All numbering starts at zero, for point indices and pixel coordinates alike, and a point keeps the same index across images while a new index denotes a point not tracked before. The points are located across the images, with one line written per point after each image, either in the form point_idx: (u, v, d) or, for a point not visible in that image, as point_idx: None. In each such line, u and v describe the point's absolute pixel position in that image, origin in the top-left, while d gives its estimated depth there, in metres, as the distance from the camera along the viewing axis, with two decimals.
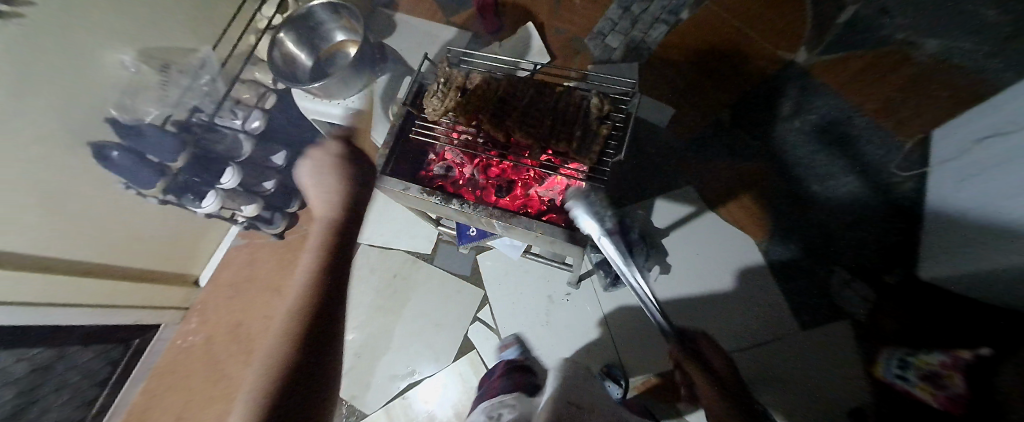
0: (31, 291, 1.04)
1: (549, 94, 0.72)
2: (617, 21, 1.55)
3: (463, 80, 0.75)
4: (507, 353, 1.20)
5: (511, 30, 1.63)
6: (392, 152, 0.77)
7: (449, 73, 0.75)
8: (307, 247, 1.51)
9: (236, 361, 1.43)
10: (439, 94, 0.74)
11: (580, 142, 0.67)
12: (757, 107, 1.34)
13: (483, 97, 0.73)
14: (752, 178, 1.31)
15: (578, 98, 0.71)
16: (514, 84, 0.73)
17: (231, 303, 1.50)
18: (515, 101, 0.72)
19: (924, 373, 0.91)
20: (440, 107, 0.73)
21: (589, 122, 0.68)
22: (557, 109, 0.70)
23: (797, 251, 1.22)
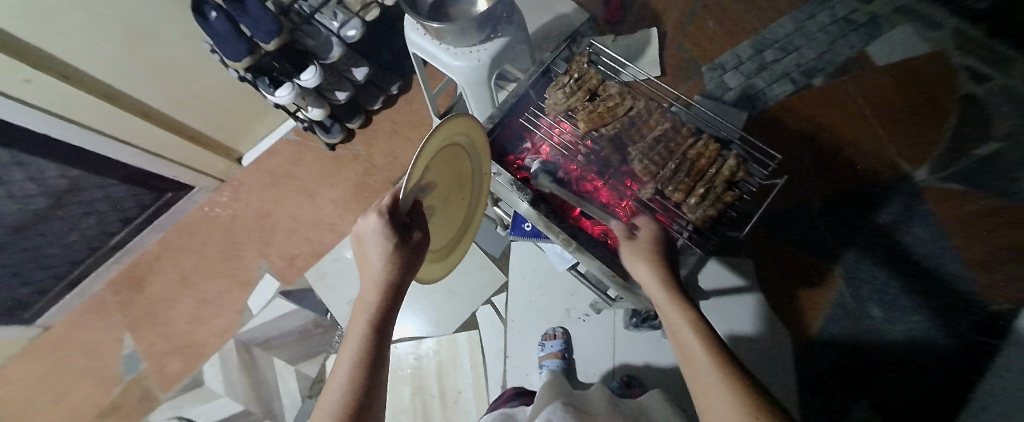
0: (94, 116, 1.03)
1: (682, 135, 0.68)
2: (743, 61, 1.43)
3: (596, 85, 0.73)
4: (546, 347, 1.17)
5: (631, 27, 1.51)
6: (498, 126, 0.73)
7: (588, 74, 0.73)
8: (352, 167, 1.49)
9: (252, 247, 1.45)
10: (568, 89, 0.72)
11: (698, 200, 0.63)
12: (854, 207, 1.25)
13: (613, 112, 0.71)
14: (819, 277, 1.20)
15: (715, 151, 0.66)
16: (651, 114, 0.70)
17: (265, 192, 1.50)
18: (645, 127, 0.70)
19: None
20: (563, 102, 0.72)
21: (714, 182, 0.64)
22: (686, 155, 0.67)
23: (828, 366, 1.13)
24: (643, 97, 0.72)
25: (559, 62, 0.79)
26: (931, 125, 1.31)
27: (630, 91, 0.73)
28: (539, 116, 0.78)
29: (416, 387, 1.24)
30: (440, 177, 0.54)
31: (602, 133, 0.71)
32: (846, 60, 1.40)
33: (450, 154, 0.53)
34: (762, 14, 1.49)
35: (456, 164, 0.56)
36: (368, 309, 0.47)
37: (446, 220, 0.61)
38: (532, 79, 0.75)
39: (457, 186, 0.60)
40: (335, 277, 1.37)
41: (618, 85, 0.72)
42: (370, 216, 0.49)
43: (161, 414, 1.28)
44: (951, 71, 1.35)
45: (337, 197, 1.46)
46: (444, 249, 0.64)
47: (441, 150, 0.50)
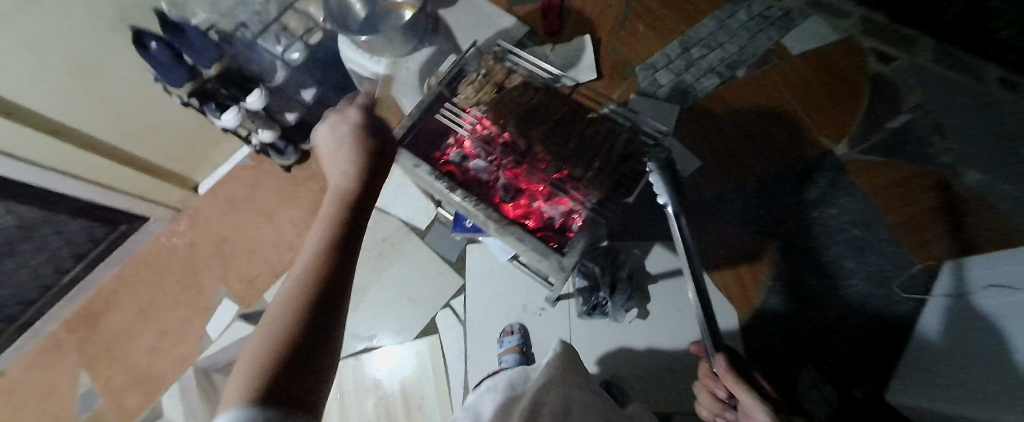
0: (41, 153, 1.05)
1: (577, 118, 0.81)
2: (673, 59, 1.54)
3: (503, 80, 0.84)
4: (504, 343, 1.20)
5: (568, 36, 1.62)
6: (416, 124, 0.78)
7: (494, 72, 0.85)
8: (309, 186, 1.52)
9: (211, 273, 1.45)
10: (477, 84, 0.82)
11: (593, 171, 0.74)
12: (785, 184, 1.33)
13: (516, 101, 0.82)
14: (755, 253, 1.26)
15: (605, 130, 0.78)
16: (549, 101, 0.83)
17: (223, 217, 1.51)
18: (546, 114, 0.82)
19: None
20: (473, 97, 0.81)
21: (609, 157, 0.76)
22: (582, 134, 0.79)
23: (776, 336, 1.18)
24: (542, 89, 0.85)
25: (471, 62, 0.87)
26: (846, 104, 1.41)
27: (533, 85, 0.86)
28: (456, 110, 0.82)
29: (381, 397, 1.25)
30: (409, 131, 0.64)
31: (512, 119, 0.81)
32: (765, 52, 1.51)
33: None
34: (688, 16, 1.61)
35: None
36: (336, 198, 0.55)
37: None
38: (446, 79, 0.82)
39: None
40: None
41: (521, 79, 0.85)
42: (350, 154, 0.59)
43: None
44: (860, 55, 1.47)
45: (295, 216, 1.49)
46: None
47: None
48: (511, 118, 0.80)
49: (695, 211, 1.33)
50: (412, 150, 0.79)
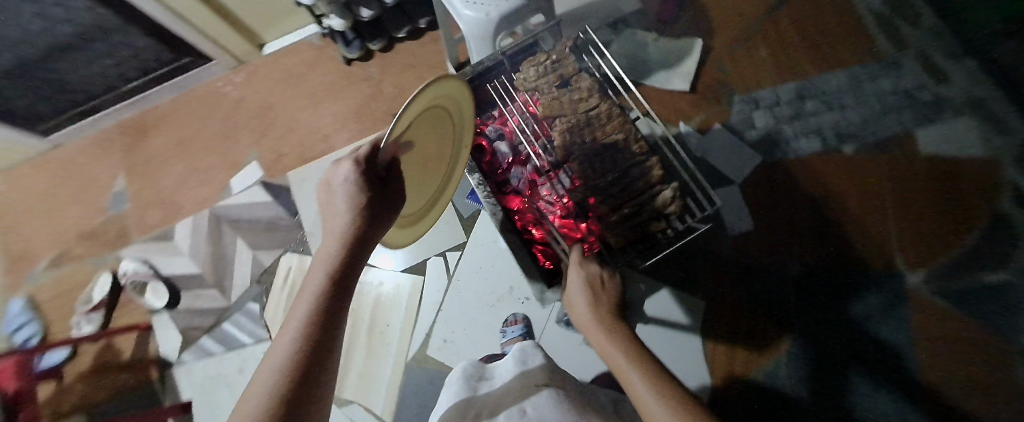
0: None
1: (632, 150, 0.73)
2: (781, 103, 1.34)
3: (572, 74, 0.77)
4: (508, 333, 1.18)
5: (677, 34, 1.43)
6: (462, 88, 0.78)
7: (565, 63, 0.76)
8: (361, 87, 1.50)
9: (250, 133, 1.51)
10: (541, 69, 0.75)
11: (620, 218, 0.70)
12: (832, 287, 1.18)
13: (575, 105, 0.75)
14: (762, 343, 1.16)
15: (655, 178, 0.71)
16: (610, 121, 0.75)
17: (276, 85, 1.54)
18: (599, 131, 0.74)
19: None
20: (532, 81, 0.76)
21: (645, 210, 0.71)
22: (629, 170, 0.73)
23: None
24: (610, 101, 0.76)
25: (547, 39, 0.79)
26: (951, 234, 1.19)
27: (601, 92, 0.77)
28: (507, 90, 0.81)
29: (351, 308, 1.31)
30: (421, 134, 0.51)
31: (562, 124, 0.75)
32: (888, 137, 1.28)
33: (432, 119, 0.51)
34: (822, 61, 1.37)
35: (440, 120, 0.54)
36: (326, 263, 0.44)
37: (418, 187, 0.58)
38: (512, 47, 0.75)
39: (436, 152, 0.58)
40: (313, 184, 1.42)
41: (590, 83, 0.77)
42: (345, 165, 0.47)
43: (131, 253, 1.40)
44: (1001, 186, 1.21)
45: (339, 112, 1.49)
46: (412, 217, 0.61)
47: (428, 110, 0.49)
48: (561, 120, 0.76)
49: (720, 270, 1.22)
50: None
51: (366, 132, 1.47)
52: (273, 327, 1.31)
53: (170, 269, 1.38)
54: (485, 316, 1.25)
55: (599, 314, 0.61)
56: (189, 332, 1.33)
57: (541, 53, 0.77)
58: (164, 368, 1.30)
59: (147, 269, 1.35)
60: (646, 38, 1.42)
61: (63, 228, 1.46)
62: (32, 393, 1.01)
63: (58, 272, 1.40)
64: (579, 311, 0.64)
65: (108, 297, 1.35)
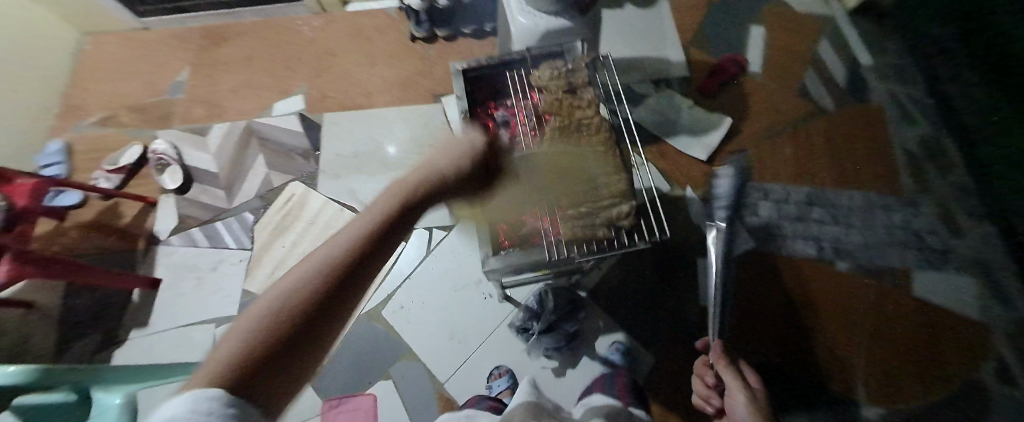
0: None
1: (609, 160, 0.75)
2: (789, 199, 1.37)
3: (579, 85, 0.83)
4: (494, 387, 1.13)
5: (712, 108, 1.51)
6: (484, 69, 0.88)
7: (576, 75, 0.84)
8: (415, 62, 1.64)
9: (307, 70, 1.65)
10: (554, 72, 0.84)
11: (576, 214, 0.71)
12: (785, 391, 1.15)
13: (572, 109, 0.80)
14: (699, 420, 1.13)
15: (621, 190, 0.73)
16: (599, 130, 0.78)
17: (346, 39, 1.70)
18: (586, 136, 0.78)
19: None
20: (543, 80, 0.84)
21: (598, 216, 0.71)
22: (601, 178, 0.75)
23: None
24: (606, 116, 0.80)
25: (571, 51, 0.88)
26: (920, 381, 1.15)
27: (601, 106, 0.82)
28: (522, 86, 0.90)
29: None
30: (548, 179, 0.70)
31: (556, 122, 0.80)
32: (886, 267, 1.27)
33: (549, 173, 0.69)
34: (843, 176, 1.39)
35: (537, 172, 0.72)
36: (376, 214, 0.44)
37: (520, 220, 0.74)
38: (537, 52, 0.87)
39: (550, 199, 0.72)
40: (342, 130, 1.53)
41: (593, 95, 0.82)
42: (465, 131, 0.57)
43: (165, 136, 1.53)
44: (986, 353, 1.17)
45: (389, 77, 1.62)
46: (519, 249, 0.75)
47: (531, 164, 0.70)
48: (555, 119, 0.81)
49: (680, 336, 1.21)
50: (471, 86, 0.92)
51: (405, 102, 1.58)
52: (257, 241, 1.39)
53: (193, 160, 1.50)
54: (446, 298, 1.29)
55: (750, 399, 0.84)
56: (186, 220, 1.42)
57: (561, 61, 0.86)
58: (151, 243, 1.39)
59: (173, 153, 1.47)
60: (682, 104, 1.50)
61: (120, 97, 1.61)
62: (37, 214, 1.08)
63: (100, 131, 1.55)
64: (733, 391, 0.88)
65: (132, 165, 1.47)
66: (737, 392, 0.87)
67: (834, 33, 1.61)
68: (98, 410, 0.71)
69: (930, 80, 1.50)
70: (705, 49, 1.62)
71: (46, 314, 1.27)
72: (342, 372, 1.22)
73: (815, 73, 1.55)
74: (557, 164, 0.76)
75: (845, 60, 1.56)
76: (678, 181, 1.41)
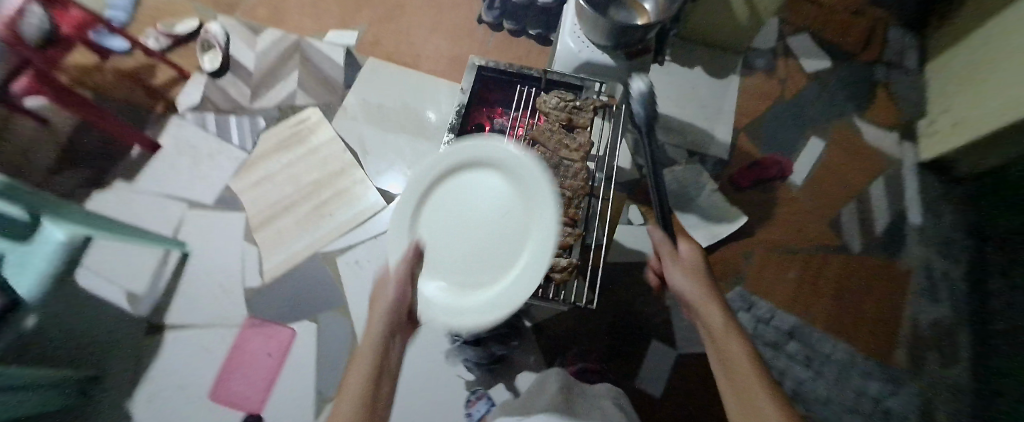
0: None
1: (569, 207, 0.78)
2: (772, 323, 1.29)
3: (575, 124, 0.86)
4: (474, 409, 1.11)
5: (735, 201, 1.44)
6: (499, 71, 0.90)
7: (580, 116, 0.86)
8: (472, 43, 1.64)
9: (371, 11, 1.68)
10: (560, 103, 0.86)
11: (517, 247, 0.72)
12: None
13: (558, 147, 0.83)
14: None
15: (568, 242, 0.75)
16: (575, 177, 0.80)
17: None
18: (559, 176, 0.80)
19: None
20: (547, 106, 0.86)
21: None
22: (555, 222, 0.76)
23: None
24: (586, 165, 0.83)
25: (586, 89, 0.91)
26: None
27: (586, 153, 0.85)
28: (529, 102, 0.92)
29: (320, 182, 1.43)
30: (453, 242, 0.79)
31: (540, 154, 0.84)
32: None
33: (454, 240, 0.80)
34: (837, 323, 1.30)
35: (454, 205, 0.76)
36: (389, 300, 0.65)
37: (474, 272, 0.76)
38: (553, 78, 0.91)
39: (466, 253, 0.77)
40: (378, 79, 1.55)
41: (588, 142, 0.85)
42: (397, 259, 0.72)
43: (222, 21, 1.60)
44: None
45: (442, 48, 1.63)
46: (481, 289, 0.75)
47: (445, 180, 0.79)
48: (541, 148, 0.83)
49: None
50: (483, 82, 0.94)
51: (445, 77, 1.59)
52: (258, 148, 1.45)
53: (236, 52, 1.56)
54: None
55: (690, 272, 0.75)
56: (207, 102, 1.48)
57: (572, 96, 0.88)
58: (168, 111, 1.46)
59: (222, 39, 1.54)
60: (707, 184, 1.43)
61: None
62: (78, 44, 1.18)
63: None
64: (676, 274, 0.76)
65: (183, 36, 1.55)
66: (678, 277, 0.75)
67: (895, 178, 1.50)
68: (44, 238, 0.90)
69: (977, 264, 1.36)
70: (755, 141, 1.53)
71: (55, 136, 1.35)
72: (280, 304, 1.30)
73: (855, 210, 1.45)
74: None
75: (892, 209, 1.45)
76: None
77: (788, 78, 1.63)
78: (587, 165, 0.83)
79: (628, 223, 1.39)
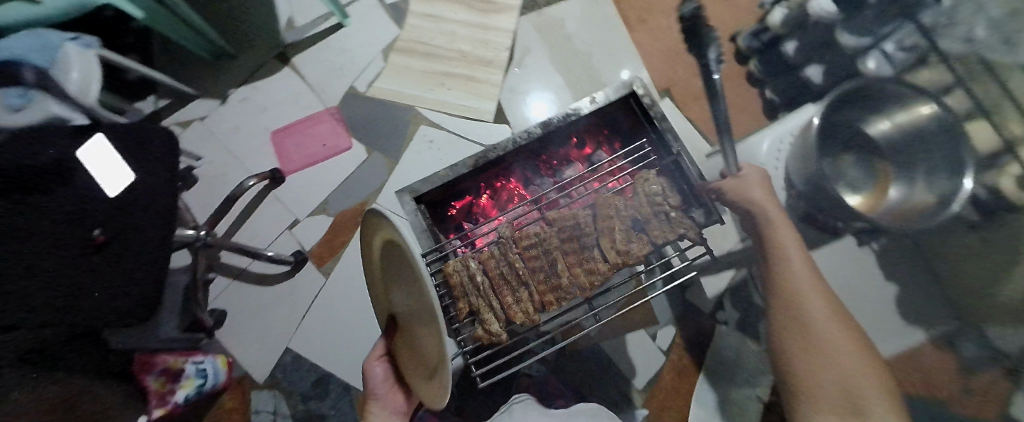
0: None
1: (556, 290, 0.82)
2: None
3: (633, 232, 0.86)
4: None
5: None
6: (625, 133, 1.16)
7: (658, 227, 0.86)
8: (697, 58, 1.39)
9: None
10: (639, 206, 0.88)
11: (478, 279, 0.81)
12: None
13: (596, 237, 0.86)
14: None
15: (528, 313, 0.80)
16: (585, 271, 0.83)
17: None
18: (574, 255, 0.84)
19: (164, 383, 1.13)
20: (635, 201, 0.88)
21: (483, 297, 0.80)
22: (529, 287, 0.82)
23: (332, 404, 1.28)
24: (607, 274, 0.83)
25: (679, 222, 0.85)
26: None
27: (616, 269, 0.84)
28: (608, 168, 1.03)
29: (467, 58, 1.45)
30: (391, 283, 0.65)
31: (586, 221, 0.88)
32: None
33: (387, 268, 0.64)
34: None
35: (390, 274, 0.64)
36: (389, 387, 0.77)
37: (425, 338, 0.58)
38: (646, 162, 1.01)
39: (413, 311, 0.60)
40: (584, 18, 1.47)
41: (637, 253, 0.83)
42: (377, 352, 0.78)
43: None
44: None
45: (666, 38, 1.42)
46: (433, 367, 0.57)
47: (383, 245, 0.64)
48: (582, 219, 0.86)
49: (474, 415, 1.21)
50: (613, 117, 1.18)
51: (642, 66, 1.42)
52: None
53: None
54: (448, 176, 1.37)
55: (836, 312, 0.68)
56: None
57: (666, 205, 0.86)
58: None
59: None
60: (758, 386, 1.15)
61: None
62: None
63: None
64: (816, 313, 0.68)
65: None
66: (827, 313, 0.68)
67: None
68: None
69: None
70: None
71: None
72: (358, 115, 1.43)
73: None
74: (531, 236, 0.84)
75: None
76: (644, 393, 1.21)
77: (984, 395, 0.92)
78: (603, 279, 0.83)
79: (649, 335, 1.24)
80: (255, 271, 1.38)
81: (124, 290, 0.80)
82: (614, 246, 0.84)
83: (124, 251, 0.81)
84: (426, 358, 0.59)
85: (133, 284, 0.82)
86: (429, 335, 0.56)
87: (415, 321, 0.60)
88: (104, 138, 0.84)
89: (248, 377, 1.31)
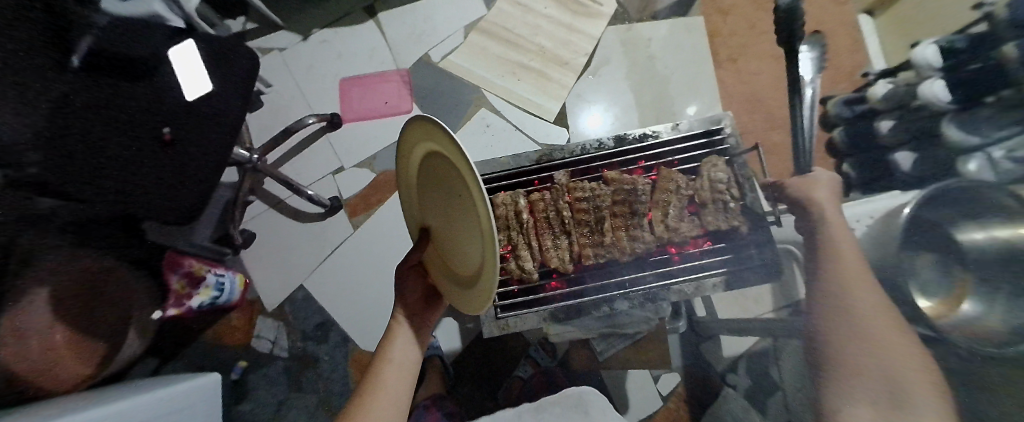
0: None
1: (591, 244, 0.95)
2: None
3: (675, 220, 0.95)
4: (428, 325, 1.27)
5: None
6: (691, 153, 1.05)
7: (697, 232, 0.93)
8: (778, 112, 1.33)
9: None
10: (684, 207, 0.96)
11: (521, 217, 0.96)
12: None
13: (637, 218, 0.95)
14: None
15: (558, 257, 0.95)
16: (625, 235, 0.95)
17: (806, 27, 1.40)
18: (617, 221, 0.96)
19: (187, 286, 1.18)
20: (683, 194, 0.96)
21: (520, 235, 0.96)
22: (569, 237, 0.96)
23: (328, 350, 1.31)
24: (639, 250, 0.94)
25: (719, 228, 0.94)
26: None
27: (647, 247, 0.95)
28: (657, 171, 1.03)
29: (545, 53, 1.44)
30: (434, 170, 0.52)
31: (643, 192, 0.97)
32: None
33: (433, 164, 0.51)
34: None
35: (432, 187, 0.54)
36: (416, 337, 0.71)
37: (466, 246, 0.49)
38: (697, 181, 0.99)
39: (452, 209, 0.49)
40: (673, 42, 1.43)
41: (683, 231, 0.94)
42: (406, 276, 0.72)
43: None
44: None
45: (751, 84, 1.37)
46: (469, 284, 0.51)
47: (425, 155, 0.53)
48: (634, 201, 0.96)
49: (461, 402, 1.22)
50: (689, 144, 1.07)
51: (718, 106, 1.37)
52: None
53: None
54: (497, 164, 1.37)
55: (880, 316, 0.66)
56: None
57: (711, 211, 0.95)
58: None
59: None
60: None
61: None
62: None
63: None
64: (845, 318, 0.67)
65: None
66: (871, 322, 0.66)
67: None
68: None
69: None
70: None
71: None
72: (425, 82, 1.44)
73: None
74: (582, 192, 0.96)
75: None
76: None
77: None
78: (637, 248, 0.94)
79: (652, 376, 1.21)
80: (291, 206, 1.41)
81: (174, 191, 0.83)
82: (655, 226, 0.95)
83: (190, 153, 0.84)
84: (464, 267, 0.52)
85: (184, 190, 0.84)
86: (456, 227, 0.51)
87: (453, 237, 0.52)
88: (195, 45, 0.86)
89: (258, 303, 1.35)
